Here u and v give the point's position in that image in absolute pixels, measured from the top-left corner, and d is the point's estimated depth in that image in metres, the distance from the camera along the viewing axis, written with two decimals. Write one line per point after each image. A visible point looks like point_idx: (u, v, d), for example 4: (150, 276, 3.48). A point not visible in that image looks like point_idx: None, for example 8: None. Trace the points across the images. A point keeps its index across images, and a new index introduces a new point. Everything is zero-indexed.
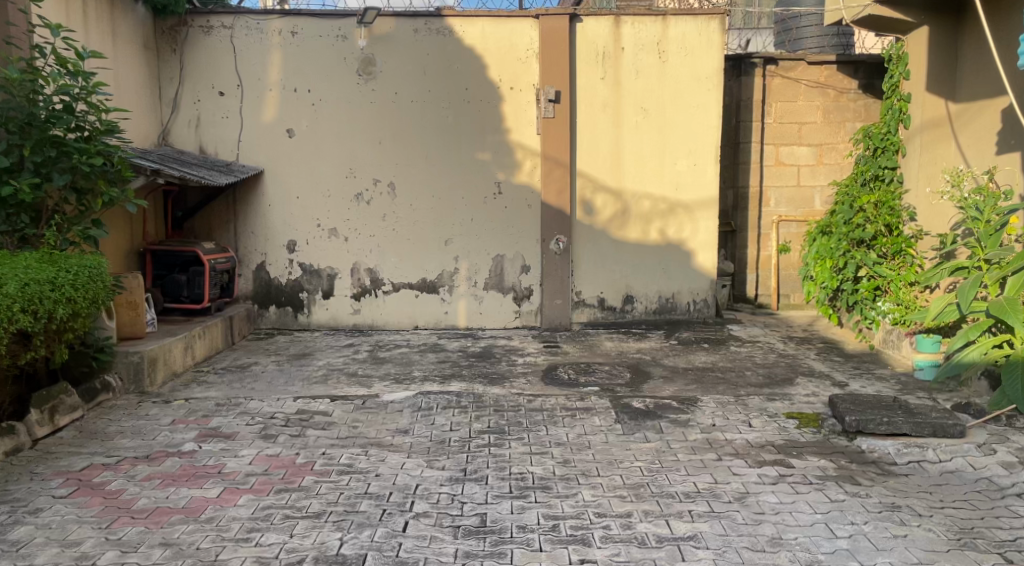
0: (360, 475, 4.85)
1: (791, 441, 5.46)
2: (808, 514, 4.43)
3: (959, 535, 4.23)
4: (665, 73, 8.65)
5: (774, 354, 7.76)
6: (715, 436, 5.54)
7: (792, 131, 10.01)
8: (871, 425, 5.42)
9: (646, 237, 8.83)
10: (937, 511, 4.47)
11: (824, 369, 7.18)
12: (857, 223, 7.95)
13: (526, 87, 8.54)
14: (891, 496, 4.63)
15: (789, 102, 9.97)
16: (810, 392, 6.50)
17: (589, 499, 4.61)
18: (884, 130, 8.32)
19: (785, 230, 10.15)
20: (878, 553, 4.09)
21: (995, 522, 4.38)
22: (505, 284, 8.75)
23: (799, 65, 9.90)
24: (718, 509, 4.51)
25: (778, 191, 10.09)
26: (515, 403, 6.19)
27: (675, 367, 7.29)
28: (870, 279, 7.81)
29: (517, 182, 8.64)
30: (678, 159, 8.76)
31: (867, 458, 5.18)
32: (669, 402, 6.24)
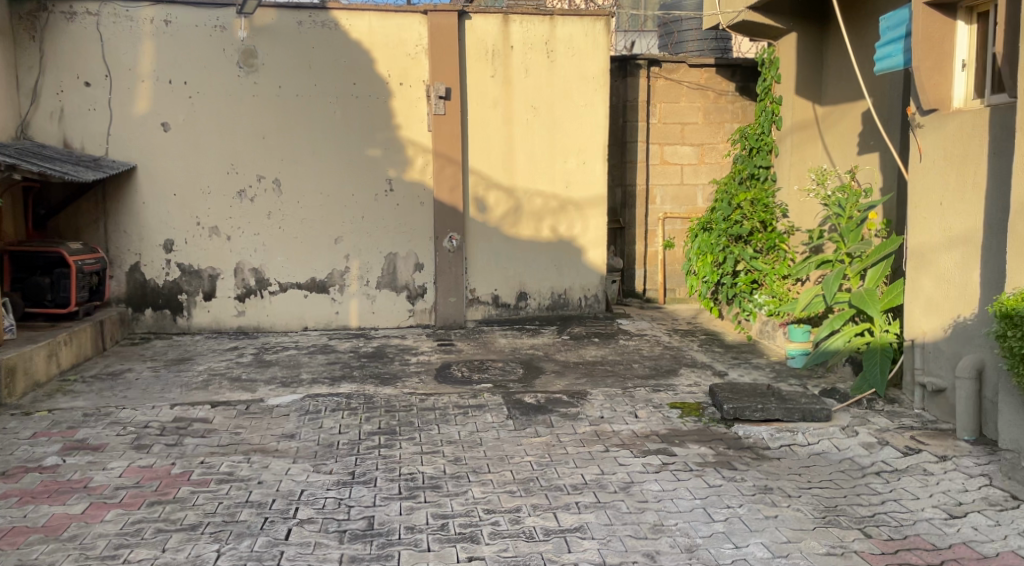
0: (242, 484, 4.73)
1: (673, 430, 5.63)
2: (688, 500, 4.58)
3: (824, 513, 4.44)
4: (554, 72, 8.79)
5: (660, 346, 7.98)
6: (603, 428, 5.65)
7: (675, 131, 10.31)
8: (747, 412, 5.72)
9: (539, 235, 8.95)
10: (804, 491, 4.70)
11: (706, 359, 7.44)
12: (735, 220, 8.14)
13: (415, 83, 8.49)
14: (764, 479, 4.84)
15: (671, 103, 10.26)
16: (693, 382, 6.72)
17: (479, 496, 4.64)
18: (759, 130, 8.67)
19: (670, 227, 10.46)
20: (751, 534, 4.24)
21: (856, 499, 4.62)
22: (397, 283, 8.67)
23: (682, 67, 10.22)
24: (604, 499, 4.60)
25: (663, 188, 10.38)
26: (407, 402, 6.17)
27: (566, 361, 7.40)
28: (748, 272, 8.10)
29: (408, 180, 8.58)
30: (567, 158, 8.93)
31: (743, 443, 5.40)
32: (560, 396, 6.33)
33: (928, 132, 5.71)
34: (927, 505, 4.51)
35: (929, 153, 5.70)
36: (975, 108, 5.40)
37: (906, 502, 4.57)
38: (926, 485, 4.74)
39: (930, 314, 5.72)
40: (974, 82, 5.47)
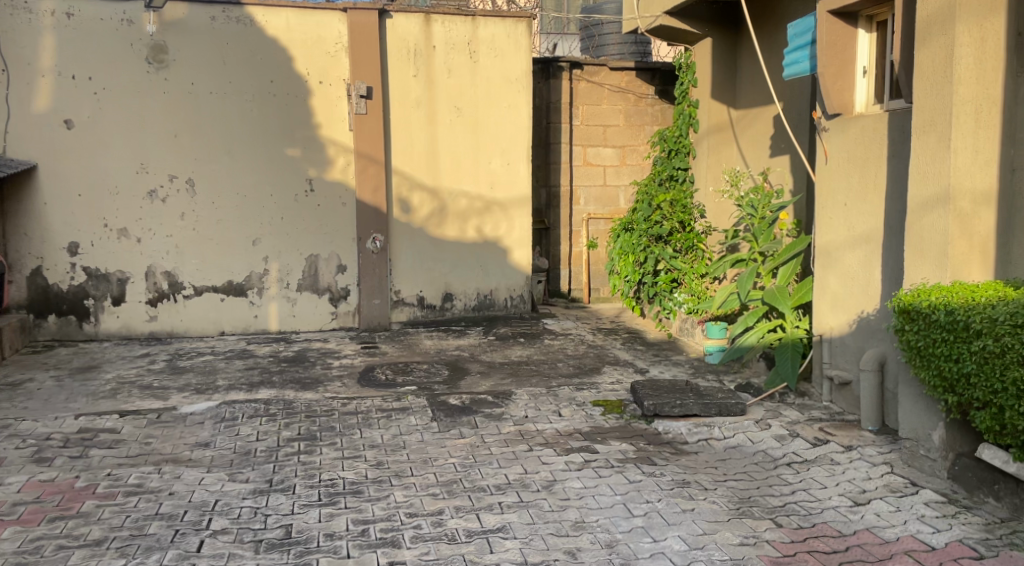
0: (151, 495, 4.58)
1: (596, 427, 5.68)
2: (609, 496, 4.63)
3: (739, 505, 4.53)
4: (476, 72, 8.83)
5: (584, 345, 8.05)
6: (527, 428, 5.67)
7: (597, 133, 10.42)
8: (666, 408, 5.82)
9: (464, 235, 8.96)
10: (720, 484, 4.80)
11: (628, 357, 7.54)
12: (655, 220, 8.27)
13: (335, 82, 8.38)
14: (683, 473, 4.93)
15: (593, 105, 10.37)
16: (615, 380, 6.80)
17: (400, 500, 4.59)
18: (676, 132, 8.84)
19: (594, 227, 10.56)
20: (669, 528, 4.28)
21: (769, 490, 4.74)
22: (319, 285, 8.54)
23: (603, 70, 10.35)
24: (527, 499, 4.61)
25: (587, 189, 10.48)
26: (328, 407, 6.07)
27: (492, 362, 7.39)
28: (667, 271, 8.26)
29: (329, 180, 8.45)
30: (491, 158, 8.97)
31: (663, 439, 5.48)
32: (485, 397, 6.32)
33: (832, 136, 5.92)
34: (834, 493, 4.64)
35: (833, 157, 5.91)
36: (875, 113, 5.63)
37: (815, 491, 4.70)
38: (834, 474, 4.89)
39: (836, 310, 5.94)
40: (873, 88, 5.72)
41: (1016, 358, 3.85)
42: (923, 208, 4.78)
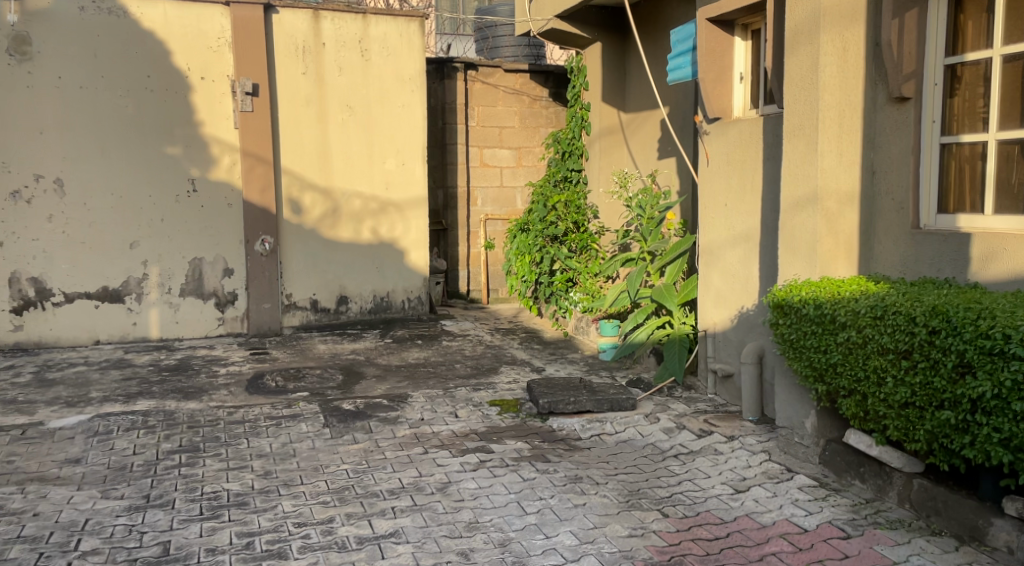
0: (14, 518, 4.31)
1: (492, 427, 5.67)
2: (503, 495, 4.62)
3: (628, 497, 4.61)
4: (369, 71, 8.74)
5: (482, 345, 8.04)
6: (422, 430, 5.61)
7: (493, 134, 10.43)
8: (560, 405, 5.87)
9: (358, 236, 8.84)
10: (611, 477, 4.86)
11: (525, 356, 7.57)
12: (550, 221, 8.36)
13: (218, 78, 8.11)
14: (575, 469, 4.97)
15: (489, 106, 10.38)
16: (512, 379, 6.82)
17: (288, 510, 4.46)
18: (570, 135, 8.98)
19: (492, 228, 10.56)
20: (561, 523, 4.30)
21: (657, 481, 4.83)
22: (204, 290, 8.24)
23: (497, 72, 10.38)
24: (420, 502, 4.56)
25: (484, 190, 10.47)
26: (213, 417, 5.86)
27: (388, 365, 7.29)
28: (564, 271, 8.34)
29: (212, 179, 8.17)
30: (386, 159, 8.90)
31: (557, 436, 5.52)
32: (380, 401, 6.23)
33: (713, 139, 6.09)
34: (717, 482, 4.78)
35: (715, 159, 6.08)
36: (751, 117, 5.83)
37: (700, 481, 4.82)
38: (717, 464, 5.03)
39: (720, 307, 6.12)
40: (750, 93, 5.93)
41: (876, 348, 4.03)
42: (795, 208, 4.98)
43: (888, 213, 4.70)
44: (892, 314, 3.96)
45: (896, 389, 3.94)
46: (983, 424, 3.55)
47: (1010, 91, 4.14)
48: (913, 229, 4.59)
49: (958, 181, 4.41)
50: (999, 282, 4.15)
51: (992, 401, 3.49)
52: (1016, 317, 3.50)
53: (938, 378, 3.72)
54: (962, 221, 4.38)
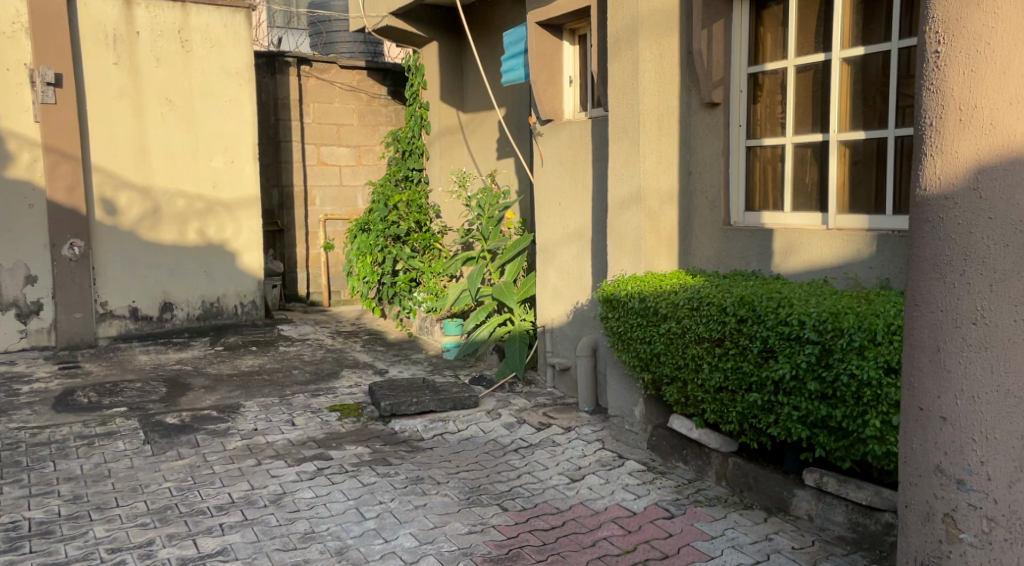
0: None
1: (331, 433, 5.62)
2: (341, 502, 4.53)
3: (469, 494, 4.62)
4: (190, 63, 8.46)
5: (321, 350, 7.93)
6: (255, 441, 5.48)
7: (330, 132, 10.29)
8: (403, 407, 5.88)
9: (183, 237, 8.52)
10: (453, 476, 4.88)
11: (367, 359, 7.53)
12: (391, 220, 8.25)
13: (14, 66, 7.51)
14: (417, 470, 4.97)
15: (325, 103, 10.22)
16: (352, 383, 6.77)
17: (101, 535, 4.19)
18: (410, 134, 8.95)
19: (331, 228, 10.41)
20: (401, 526, 4.23)
21: (497, 476, 4.89)
22: (3, 301, 7.64)
23: (332, 68, 10.21)
24: (252, 516, 4.38)
25: (322, 189, 10.30)
26: (14, 440, 5.48)
27: (218, 375, 7.05)
28: (406, 271, 8.34)
29: (10, 177, 7.55)
30: (213, 157, 8.63)
31: (399, 438, 5.54)
32: (208, 413, 6.03)
33: (546, 140, 6.30)
34: (554, 473, 4.90)
35: (549, 159, 6.29)
36: (581, 119, 6.07)
37: (537, 473, 4.92)
38: (554, 455, 5.18)
39: (557, 303, 6.35)
40: (579, 96, 6.17)
41: (693, 337, 4.31)
42: (622, 206, 5.24)
43: (704, 211, 5.04)
44: (706, 305, 4.24)
45: (712, 375, 4.23)
46: (785, 404, 3.87)
47: (804, 100, 4.51)
48: (724, 225, 4.93)
49: (763, 181, 4.78)
50: (798, 273, 4.48)
51: (791, 381, 3.80)
52: (809, 304, 3.80)
53: (746, 362, 4.03)
54: (767, 219, 4.75)
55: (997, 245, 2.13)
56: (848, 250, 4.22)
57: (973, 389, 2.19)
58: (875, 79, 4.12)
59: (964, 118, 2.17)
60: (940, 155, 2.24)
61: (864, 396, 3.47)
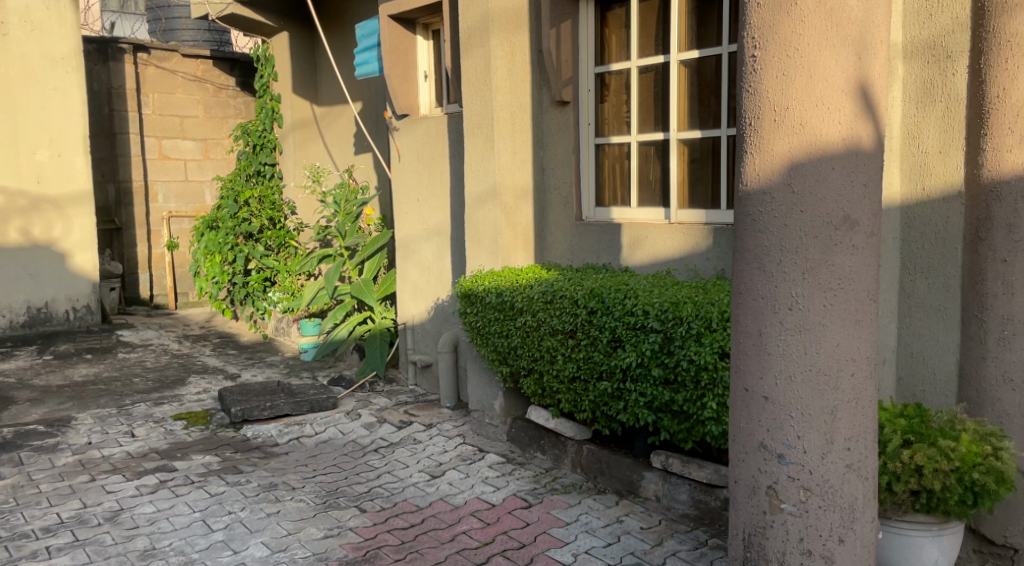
0: None
1: (176, 443, 5.41)
2: (186, 515, 4.33)
3: (325, 498, 4.54)
4: (6, 47, 7.95)
5: (166, 356, 7.61)
6: (89, 456, 5.21)
7: (173, 124, 9.89)
8: (256, 412, 5.74)
9: (3, 237, 7.99)
10: (309, 481, 4.79)
11: (216, 364, 7.30)
12: (242, 216, 8.06)
13: None
14: (269, 477, 4.84)
15: (166, 94, 9.81)
16: (200, 390, 6.54)
17: None
18: (261, 127, 8.65)
19: (177, 226, 10.00)
20: (251, 536, 4.09)
21: (356, 478, 4.84)
22: None
23: (174, 56, 9.83)
24: (84, 537, 4.11)
25: (166, 185, 9.90)
26: None
27: (47, 386, 6.64)
28: (259, 271, 8.14)
29: None
30: (37, 149, 8.14)
31: (251, 444, 5.40)
32: (35, 427, 5.69)
33: (402, 135, 6.30)
34: (414, 471, 4.90)
35: (405, 154, 6.29)
36: (436, 114, 6.11)
37: (397, 472, 4.91)
38: (414, 453, 5.18)
39: (417, 299, 6.36)
40: (434, 91, 6.21)
41: (548, 330, 4.42)
42: (478, 202, 5.31)
43: (557, 206, 5.18)
44: (559, 298, 4.36)
45: (566, 365, 4.36)
46: (633, 390, 4.04)
47: (647, 99, 4.71)
48: (576, 220, 5.08)
49: (611, 178, 4.95)
50: (645, 265, 4.69)
51: (637, 368, 3.98)
52: (653, 294, 3.99)
53: (597, 353, 4.17)
54: (615, 214, 4.92)
55: (808, 237, 2.29)
56: (688, 243, 4.45)
57: (790, 368, 2.33)
58: (709, 83, 4.37)
59: (778, 118, 2.28)
60: (761, 154, 2.34)
61: (702, 380, 3.68)
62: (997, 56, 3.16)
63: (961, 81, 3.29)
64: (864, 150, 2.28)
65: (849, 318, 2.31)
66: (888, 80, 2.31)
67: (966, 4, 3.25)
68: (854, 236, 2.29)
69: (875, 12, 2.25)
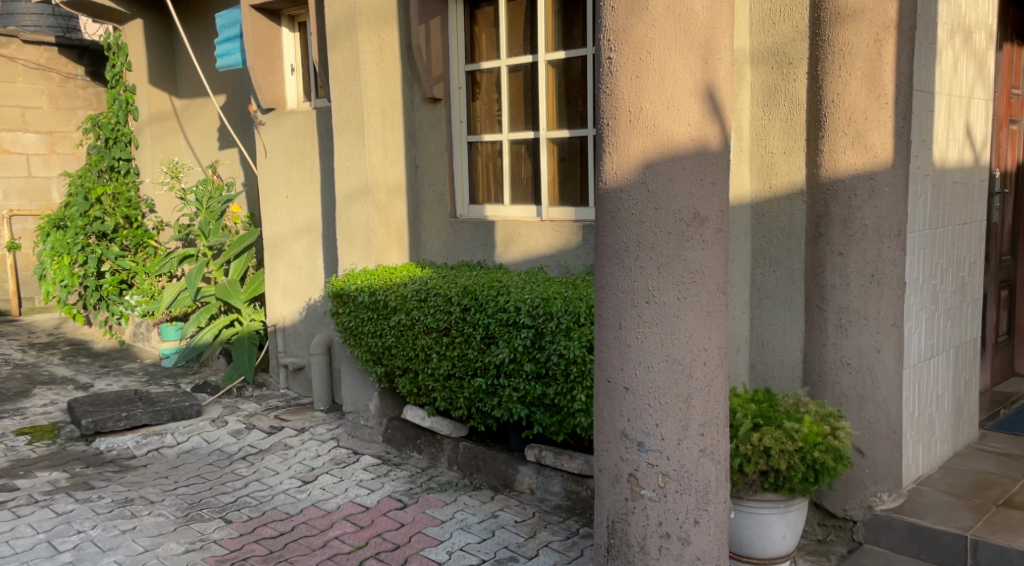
0: None
1: (19, 460, 5.11)
2: (30, 537, 4.09)
3: (187, 511, 4.39)
4: None
5: (8, 366, 7.17)
6: None
7: (14, 116, 9.30)
8: (109, 424, 5.50)
9: None
10: (169, 493, 4.62)
11: (66, 374, 6.93)
12: (93, 216, 7.71)
13: None
14: (125, 491, 4.64)
15: (5, 83, 9.23)
16: (46, 402, 6.20)
17: None
18: (113, 120, 8.19)
19: (19, 226, 9.43)
20: (104, 554, 3.91)
21: (221, 488, 4.71)
22: None
23: (13, 43, 9.24)
24: None
25: (6, 181, 9.29)
26: None
27: None
28: (114, 274, 7.79)
29: None
30: None
31: (104, 458, 5.16)
32: None
33: (269, 130, 6.15)
34: (285, 477, 4.81)
35: (272, 149, 6.15)
36: (304, 109, 5.99)
37: (266, 479, 4.81)
38: (285, 459, 5.08)
39: (287, 300, 6.23)
40: (302, 85, 6.08)
41: (422, 328, 4.43)
42: (348, 199, 5.24)
43: (431, 204, 5.19)
44: (433, 296, 4.38)
45: (440, 363, 4.38)
46: (506, 386, 4.10)
47: (517, 97, 4.77)
48: (450, 217, 5.11)
49: (485, 175, 5.00)
50: (519, 261, 4.75)
51: (510, 364, 4.04)
52: (524, 291, 4.06)
53: (471, 350, 4.21)
54: (489, 211, 4.98)
55: (663, 233, 2.40)
56: (559, 240, 4.54)
57: (648, 359, 2.43)
58: (576, 83, 4.47)
59: (633, 118, 2.37)
60: (619, 153, 2.42)
61: (572, 373, 3.77)
62: (833, 63, 3.38)
63: (801, 86, 3.50)
64: (712, 150, 2.40)
65: (701, 310, 2.43)
66: (733, 83, 2.44)
67: (805, 13, 3.46)
68: (704, 232, 2.41)
69: (720, 19, 2.37)
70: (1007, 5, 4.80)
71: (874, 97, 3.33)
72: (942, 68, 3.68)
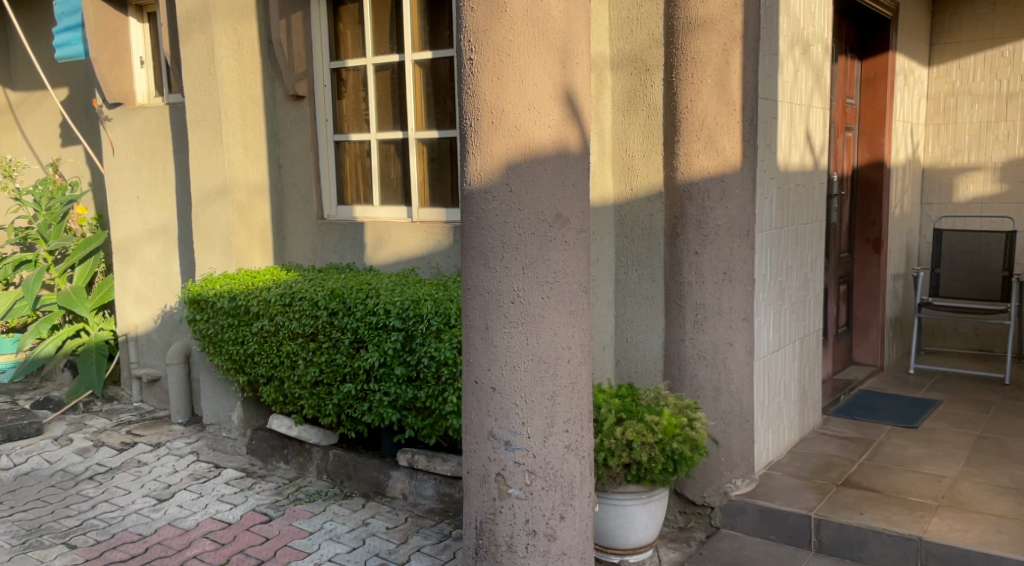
0: None
1: None
2: None
3: (24, 538, 4.13)
4: None
5: None
6: None
7: None
8: None
9: None
10: (3, 521, 4.32)
11: None
12: None
13: None
14: None
15: None
16: None
17: None
18: None
19: None
20: None
21: (64, 511, 4.44)
22: None
23: None
24: None
25: None
26: None
27: None
28: None
29: None
30: None
31: None
32: None
33: (116, 125, 5.87)
34: (138, 497, 4.59)
35: (120, 146, 5.87)
36: (156, 104, 5.74)
37: (116, 500, 4.57)
38: (138, 476, 4.85)
39: (140, 307, 5.96)
40: (152, 78, 5.83)
41: (287, 333, 4.33)
42: (205, 200, 5.04)
43: (296, 205, 5.09)
44: (298, 300, 4.28)
45: (307, 369, 4.28)
46: (377, 391, 4.05)
47: (383, 97, 4.73)
48: (318, 219, 5.01)
49: (353, 176, 4.93)
50: (389, 263, 4.71)
51: (380, 368, 3.99)
52: (393, 293, 4.03)
53: (339, 355, 4.14)
54: (358, 212, 4.91)
55: (526, 234, 2.43)
56: (430, 241, 4.54)
57: (514, 358, 2.46)
58: (443, 83, 4.48)
59: (495, 120, 2.40)
60: (482, 154, 2.44)
61: (443, 375, 3.77)
62: (685, 70, 3.51)
63: (657, 91, 3.62)
64: (572, 153, 2.45)
65: (565, 309, 2.48)
66: (591, 87, 2.50)
67: (660, 20, 3.58)
68: (566, 232, 2.46)
69: (576, 24, 2.42)
70: (842, 18, 5.14)
71: (723, 104, 3.49)
72: (785, 78, 3.90)
